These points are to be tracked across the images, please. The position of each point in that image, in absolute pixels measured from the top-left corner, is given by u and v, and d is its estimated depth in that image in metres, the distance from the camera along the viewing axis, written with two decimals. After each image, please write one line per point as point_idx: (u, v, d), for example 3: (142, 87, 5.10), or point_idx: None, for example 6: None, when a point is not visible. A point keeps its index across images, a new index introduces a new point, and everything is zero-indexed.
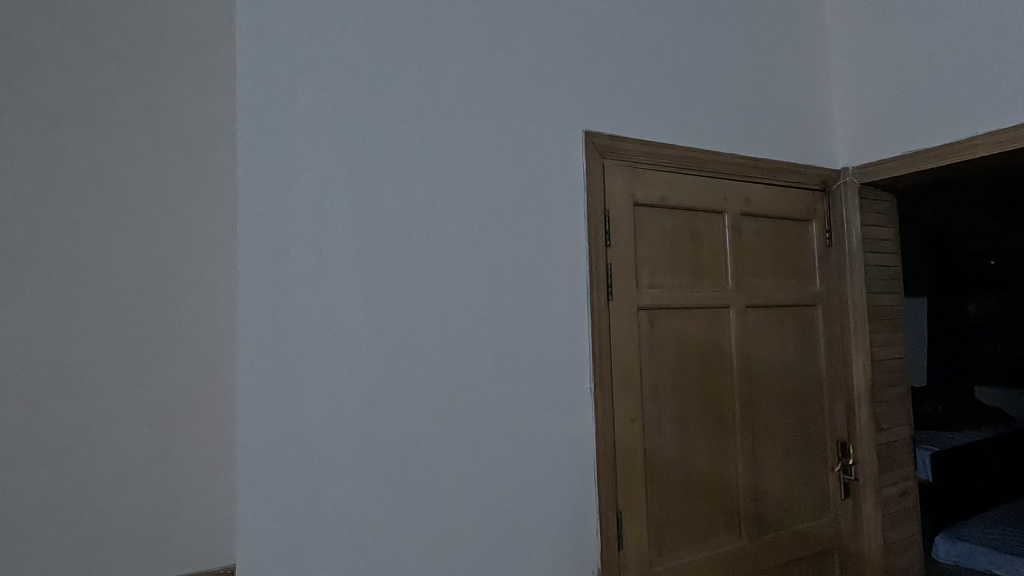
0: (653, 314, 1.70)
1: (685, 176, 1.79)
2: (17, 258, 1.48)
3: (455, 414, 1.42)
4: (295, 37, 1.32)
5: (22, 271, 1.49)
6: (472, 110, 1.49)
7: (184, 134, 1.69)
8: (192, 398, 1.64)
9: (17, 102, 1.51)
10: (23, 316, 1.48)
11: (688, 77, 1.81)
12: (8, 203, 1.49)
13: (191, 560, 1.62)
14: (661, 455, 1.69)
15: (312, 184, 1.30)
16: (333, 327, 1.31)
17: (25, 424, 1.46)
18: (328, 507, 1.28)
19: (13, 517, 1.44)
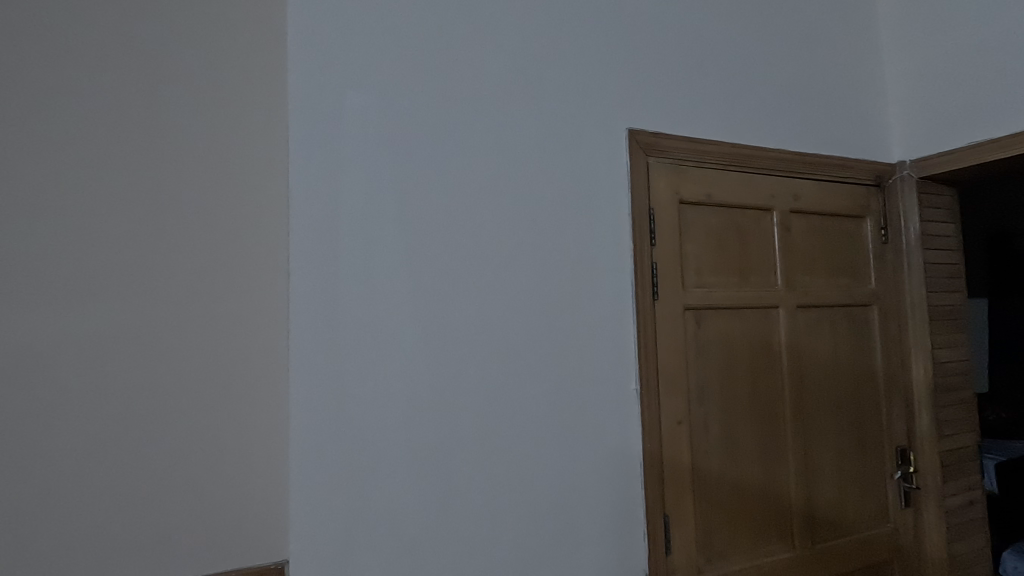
0: (699, 315, 1.66)
1: (731, 173, 1.74)
2: (79, 260, 1.51)
3: (501, 414, 1.42)
4: (344, 44, 1.35)
5: (85, 271, 1.51)
6: (514, 110, 1.49)
7: (233, 130, 1.68)
8: (243, 392, 1.65)
9: (78, 105, 1.53)
10: (87, 315, 1.50)
11: (733, 72, 1.77)
12: (73, 205, 1.51)
13: (247, 556, 1.64)
14: (710, 460, 1.64)
15: (360, 187, 1.33)
16: (380, 326, 1.33)
17: (88, 421, 1.49)
18: (377, 504, 1.30)
19: (82, 512, 1.47)
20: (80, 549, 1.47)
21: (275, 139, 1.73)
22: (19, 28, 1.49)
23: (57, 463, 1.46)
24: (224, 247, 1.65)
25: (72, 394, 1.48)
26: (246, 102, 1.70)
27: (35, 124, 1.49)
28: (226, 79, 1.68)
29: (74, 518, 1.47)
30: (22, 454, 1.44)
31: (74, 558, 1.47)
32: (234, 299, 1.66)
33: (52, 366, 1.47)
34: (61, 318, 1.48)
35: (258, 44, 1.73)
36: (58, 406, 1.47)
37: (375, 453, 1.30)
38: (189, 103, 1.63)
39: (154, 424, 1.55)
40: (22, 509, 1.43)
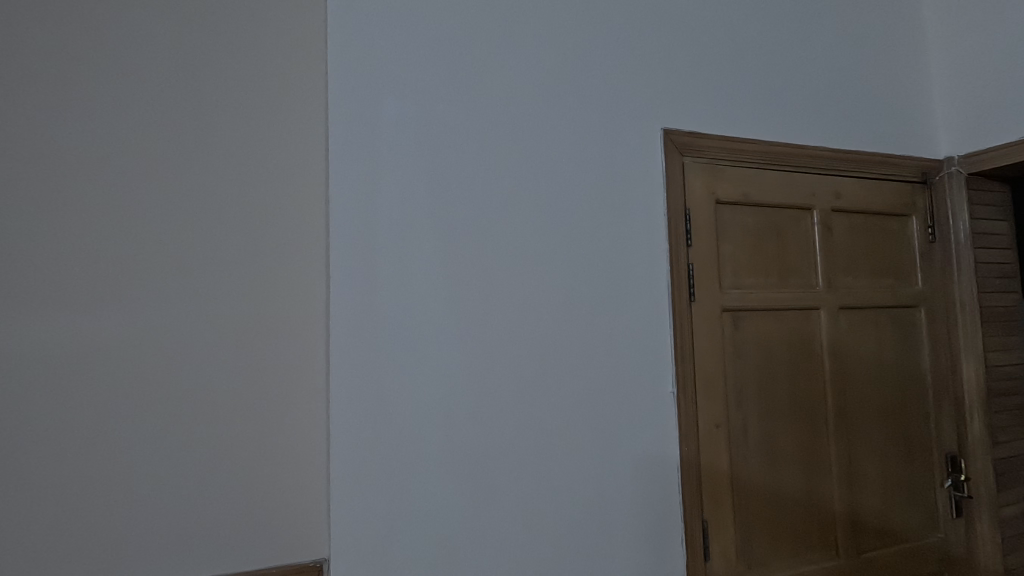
0: (736, 316, 1.63)
1: (769, 172, 1.71)
2: (121, 262, 1.53)
3: (536, 415, 1.41)
4: (381, 52, 1.37)
5: (125, 273, 1.53)
6: (548, 112, 1.49)
7: (271, 129, 1.67)
8: (281, 391, 1.63)
9: (122, 109, 1.55)
10: (129, 316, 1.52)
11: (769, 68, 1.74)
12: (116, 208, 1.53)
13: (286, 552, 1.60)
14: (748, 465, 1.61)
15: (397, 191, 1.35)
16: (416, 328, 1.34)
17: (131, 421, 1.50)
18: (414, 502, 1.31)
19: (125, 509, 1.49)
20: (122, 548, 1.48)
21: (312, 136, 1.71)
22: (64, 35, 1.52)
23: (101, 462, 1.48)
24: (261, 245, 1.64)
25: (116, 392, 1.50)
26: (281, 100, 1.69)
27: (79, 129, 1.52)
28: (263, 78, 1.67)
29: (117, 516, 1.48)
30: (68, 453, 1.46)
31: (117, 557, 1.47)
32: (271, 297, 1.64)
33: (97, 365, 1.49)
34: (104, 318, 1.50)
35: (293, 40, 1.71)
36: (102, 404, 1.49)
37: (413, 453, 1.32)
38: (226, 103, 1.63)
39: (194, 423, 1.55)
40: (67, 508, 1.45)
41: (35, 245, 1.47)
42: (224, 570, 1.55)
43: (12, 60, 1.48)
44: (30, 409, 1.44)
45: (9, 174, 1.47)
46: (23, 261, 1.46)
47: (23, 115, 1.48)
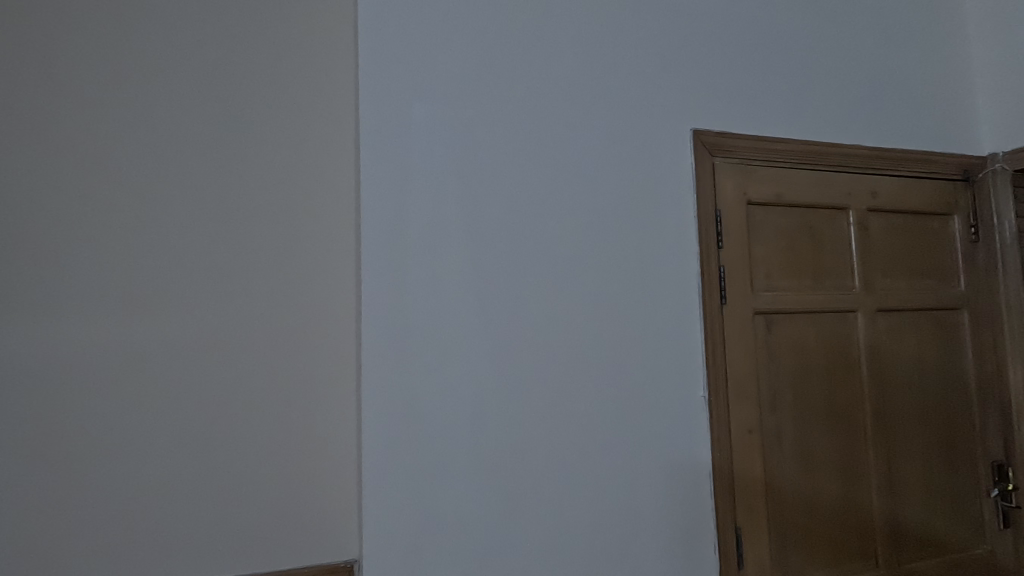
0: (769, 319, 1.60)
1: (802, 172, 1.67)
2: (160, 267, 1.58)
3: (566, 419, 1.41)
4: (411, 58, 1.38)
5: (165, 277, 1.58)
6: (576, 115, 1.49)
7: (303, 135, 1.70)
8: (312, 393, 1.66)
9: (162, 119, 1.60)
10: (169, 320, 1.57)
11: (802, 66, 1.70)
12: (156, 214, 1.58)
13: (316, 552, 1.63)
14: (783, 471, 1.57)
15: (426, 195, 1.36)
16: (445, 331, 1.34)
17: (171, 421, 1.55)
18: (444, 505, 1.31)
19: (166, 507, 1.53)
20: (162, 545, 1.52)
21: (342, 142, 1.73)
22: (107, 49, 1.58)
23: (141, 461, 1.53)
24: (294, 250, 1.67)
25: (156, 394, 1.55)
26: (313, 107, 1.72)
27: (121, 139, 1.57)
28: (295, 85, 1.70)
29: (157, 513, 1.53)
30: (111, 453, 1.51)
31: (158, 553, 1.52)
32: (303, 301, 1.67)
33: (137, 367, 1.54)
34: (145, 322, 1.55)
35: (324, 47, 1.74)
36: (143, 406, 1.54)
37: (442, 456, 1.32)
38: (259, 110, 1.67)
39: (230, 425, 1.59)
40: (109, 505, 1.50)
41: (79, 251, 1.53)
42: (258, 568, 1.58)
43: (58, 72, 1.54)
44: (76, 410, 1.49)
45: (56, 182, 1.53)
46: (70, 266, 1.52)
47: (69, 125, 1.54)
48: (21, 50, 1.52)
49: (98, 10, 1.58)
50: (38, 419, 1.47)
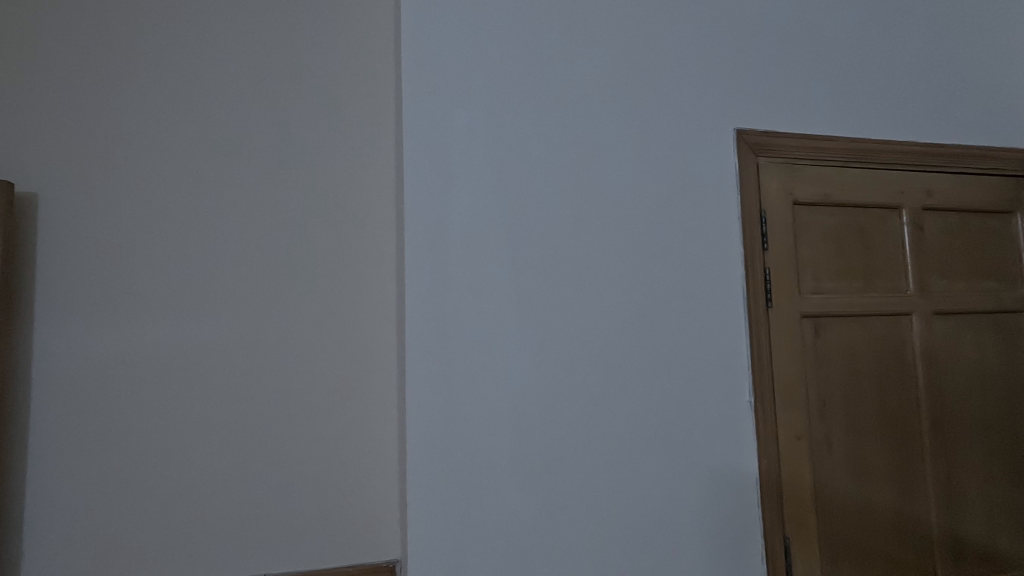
0: (817, 322, 1.55)
1: (851, 170, 1.62)
2: (212, 272, 1.64)
3: (608, 424, 1.39)
4: (452, 65, 1.40)
5: (216, 281, 1.64)
6: (616, 116, 1.48)
7: (346, 144, 1.75)
8: (354, 395, 1.69)
9: (214, 130, 1.67)
10: (220, 323, 1.63)
11: (850, 62, 1.65)
12: (209, 221, 1.65)
13: (359, 551, 1.65)
14: (834, 479, 1.52)
15: (467, 200, 1.37)
16: (487, 334, 1.35)
17: (221, 420, 1.61)
18: (486, 507, 1.32)
19: (217, 504, 1.58)
20: (213, 540, 1.57)
21: (382, 149, 1.77)
22: (164, 64, 1.66)
23: (193, 459, 1.58)
24: (337, 255, 1.71)
25: (207, 394, 1.60)
26: (355, 115, 1.76)
27: (176, 150, 1.64)
28: (338, 94, 1.75)
29: (208, 510, 1.58)
30: (166, 450, 1.57)
31: (209, 548, 1.57)
32: (346, 304, 1.70)
33: (190, 367, 1.60)
34: (198, 324, 1.62)
35: (365, 57, 1.79)
36: (194, 405, 1.59)
37: (484, 458, 1.33)
38: (305, 120, 1.72)
39: (277, 425, 1.63)
40: (164, 500, 1.56)
41: (137, 257, 1.60)
42: (301, 565, 1.62)
43: (118, 87, 1.63)
44: (134, 408, 1.56)
45: (117, 191, 1.60)
46: (128, 271, 1.59)
47: (128, 138, 1.62)
48: (84, 69, 1.61)
49: (155, 28, 1.66)
50: (100, 416, 1.54)
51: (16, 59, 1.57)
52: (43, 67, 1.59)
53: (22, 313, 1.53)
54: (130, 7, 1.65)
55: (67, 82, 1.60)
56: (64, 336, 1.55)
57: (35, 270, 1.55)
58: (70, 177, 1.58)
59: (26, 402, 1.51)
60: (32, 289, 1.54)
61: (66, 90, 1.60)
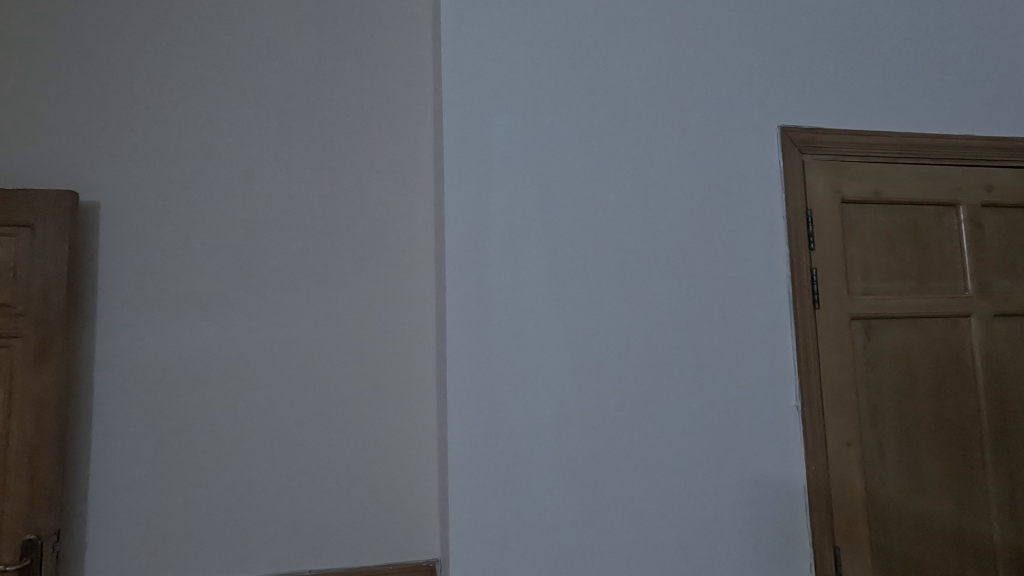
0: (868, 324, 1.50)
1: (903, 166, 1.56)
2: (259, 275, 1.69)
3: (649, 427, 1.38)
4: (491, 69, 1.42)
5: (263, 285, 1.69)
6: (656, 116, 1.46)
7: (385, 149, 1.78)
8: (395, 396, 1.72)
9: (261, 138, 1.73)
10: (267, 324, 1.68)
11: (901, 54, 1.59)
12: (256, 227, 1.70)
13: (399, 550, 1.68)
14: (886, 487, 1.46)
15: (506, 202, 1.38)
16: (527, 335, 1.36)
17: (269, 419, 1.66)
18: (526, 508, 1.32)
19: (264, 500, 1.63)
20: (260, 535, 1.63)
21: (422, 152, 1.80)
22: (215, 76, 1.73)
23: (242, 456, 1.64)
24: (378, 258, 1.75)
25: (256, 392, 1.66)
26: (394, 120, 1.80)
27: (225, 157, 1.71)
28: (380, 100, 1.80)
29: (255, 505, 1.63)
30: (217, 447, 1.63)
31: (257, 542, 1.62)
32: (386, 306, 1.74)
33: (240, 367, 1.66)
34: (247, 326, 1.68)
35: (405, 63, 1.82)
36: (243, 403, 1.65)
37: (524, 459, 1.33)
38: (346, 126, 1.77)
39: (321, 424, 1.68)
40: (215, 495, 1.62)
41: (189, 261, 1.67)
42: (343, 562, 1.65)
43: (173, 99, 1.70)
44: (188, 406, 1.63)
45: (171, 199, 1.68)
46: (182, 274, 1.66)
47: (182, 147, 1.69)
48: (141, 82, 1.69)
49: (206, 41, 1.73)
50: (157, 414, 1.62)
51: (80, 75, 1.67)
52: (104, 81, 1.68)
53: (86, 314, 1.62)
54: (184, 22, 1.73)
55: (126, 95, 1.68)
56: (124, 336, 1.63)
57: (97, 274, 1.63)
58: (129, 185, 1.66)
59: (90, 398, 1.59)
60: (94, 292, 1.63)
61: (125, 103, 1.68)
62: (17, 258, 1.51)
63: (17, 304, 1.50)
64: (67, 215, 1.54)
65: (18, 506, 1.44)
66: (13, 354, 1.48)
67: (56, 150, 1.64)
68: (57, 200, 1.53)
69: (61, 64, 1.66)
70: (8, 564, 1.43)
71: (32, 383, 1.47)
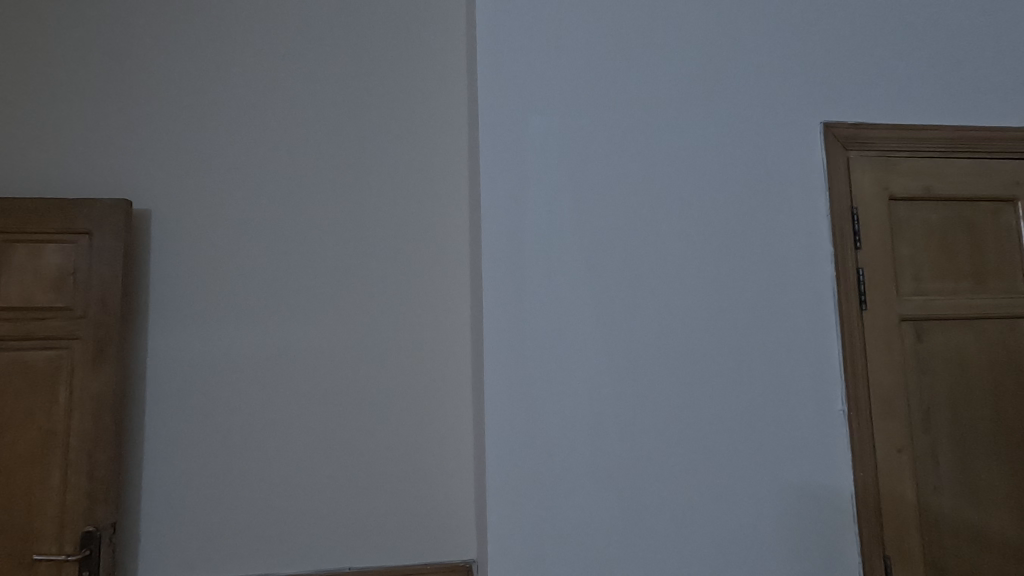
0: (919, 326, 1.44)
1: (955, 161, 1.49)
2: (301, 279, 1.74)
3: (688, 430, 1.36)
4: (527, 73, 1.42)
5: (304, 289, 1.74)
6: (693, 115, 1.44)
7: (421, 154, 1.81)
8: (431, 398, 1.74)
9: (302, 146, 1.78)
10: (308, 327, 1.73)
11: (952, 45, 1.53)
12: (297, 232, 1.75)
13: (435, 550, 1.70)
14: (940, 496, 1.40)
15: (543, 205, 1.38)
16: (564, 338, 1.35)
17: (310, 420, 1.70)
18: (564, 511, 1.32)
19: (305, 498, 1.68)
20: (302, 532, 1.67)
21: (456, 157, 1.82)
22: (259, 86, 1.79)
23: (284, 455, 1.68)
24: (414, 262, 1.77)
25: (298, 394, 1.71)
26: (430, 126, 1.83)
27: (269, 166, 1.76)
28: (414, 106, 1.83)
29: (298, 503, 1.67)
30: (261, 445, 1.68)
31: (298, 539, 1.66)
32: (423, 310, 1.76)
33: (281, 368, 1.71)
34: (289, 329, 1.72)
35: (438, 69, 1.85)
36: (286, 403, 1.70)
37: (562, 462, 1.33)
38: (383, 133, 1.81)
39: (360, 425, 1.71)
40: (259, 492, 1.67)
41: (235, 266, 1.73)
42: (380, 560, 1.68)
43: (219, 110, 1.77)
44: (234, 405, 1.69)
45: (218, 206, 1.74)
46: (228, 279, 1.73)
47: (228, 155, 1.76)
48: (190, 94, 1.76)
49: (250, 54, 1.79)
50: (205, 413, 1.68)
51: (134, 89, 1.75)
52: (156, 94, 1.76)
53: (139, 317, 1.69)
54: (230, 35, 1.80)
55: (176, 107, 1.76)
56: (174, 338, 1.70)
57: (150, 278, 1.71)
58: (178, 193, 1.74)
59: (143, 398, 1.67)
60: (147, 295, 1.70)
61: (175, 114, 1.75)
62: (76, 264, 1.59)
63: (77, 308, 1.58)
64: (121, 222, 1.61)
65: (78, 500, 1.51)
66: (73, 356, 1.56)
67: (111, 161, 1.72)
68: (112, 209, 1.61)
69: (116, 79, 1.75)
70: (69, 555, 1.50)
71: (90, 383, 1.55)
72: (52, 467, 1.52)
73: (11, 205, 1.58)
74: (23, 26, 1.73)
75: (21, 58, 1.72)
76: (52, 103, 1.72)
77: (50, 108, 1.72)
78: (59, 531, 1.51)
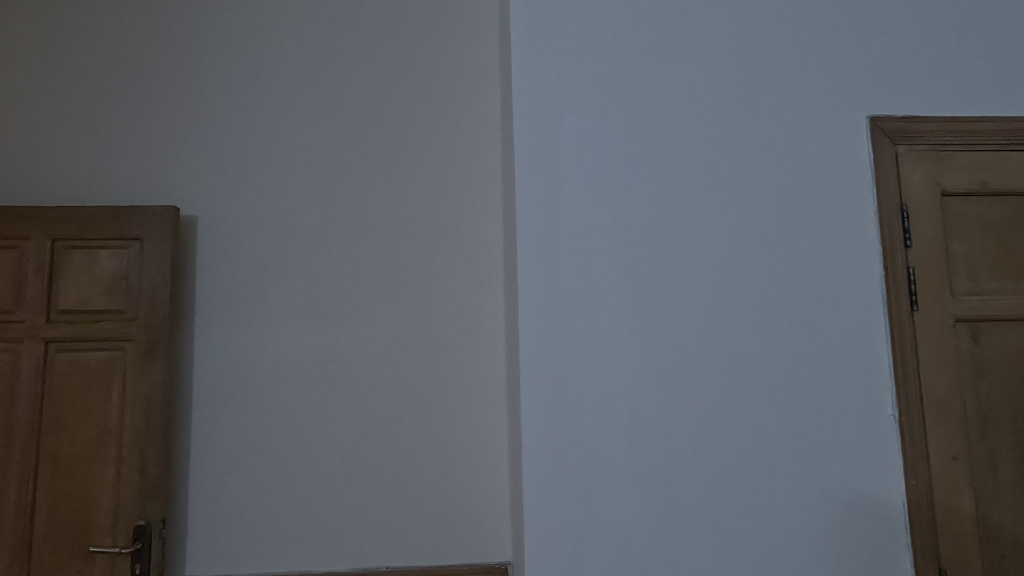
0: (975, 327, 1.37)
1: (1013, 155, 1.42)
2: (339, 282, 1.78)
3: (729, 434, 1.33)
4: (562, 74, 1.42)
5: (341, 292, 1.77)
6: (732, 112, 1.41)
7: (455, 158, 1.83)
8: (466, 400, 1.75)
9: (339, 151, 1.82)
10: (345, 330, 1.76)
11: (1007, 34, 1.45)
12: (335, 235, 1.79)
13: (470, 551, 1.71)
14: (999, 506, 1.33)
15: (578, 206, 1.37)
16: (600, 339, 1.34)
17: (348, 420, 1.73)
18: (602, 513, 1.30)
19: (344, 496, 1.71)
20: (339, 530, 1.70)
21: (489, 161, 1.84)
22: (298, 94, 1.83)
23: (324, 454, 1.72)
24: (448, 264, 1.79)
25: (336, 394, 1.74)
26: (464, 130, 1.84)
27: (308, 172, 1.81)
28: (448, 111, 1.85)
29: (336, 502, 1.70)
30: (301, 445, 1.72)
31: (337, 538, 1.69)
32: (457, 312, 1.78)
33: (320, 368, 1.75)
34: (327, 330, 1.76)
35: (470, 72, 1.87)
36: (324, 404, 1.74)
37: (599, 464, 1.31)
38: (417, 138, 1.83)
39: (396, 426, 1.73)
40: (299, 490, 1.70)
41: (275, 269, 1.78)
42: (416, 560, 1.69)
43: (261, 119, 1.82)
44: (275, 405, 1.73)
45: (259, 211, 1.79)
46: (269, 282, 1.77)
47: (269, 162, 1.81)
48: (233, 104, 1.83)
49: (290, 64, 1.85)
50: (248, 412, 1.73)
51: (182, 100, 1.82)
52: (202, 105, 1.82)
53: (186, 319, 1.76)
54: (271, 47, 1.85)
55: (220, 116, 1.82)
56: (219, 340, 1.75)
57: (196, 282, 1.77)
58: (222, 199, 1.79)
59: (190, 397, 1.73)
60: (193, 298, 1.76)
61: (219, 123, 1.82)
62: (129, 268, 1.66)
63: (129, 311, 1.64)
64: (170, 228, 1.68)
65: (131, 495, 1.58)
66: (125, 356, 1.63)
67: (160, 169, 1.80)
68: (161, 215, 1.68)
69: (165, 91, 1.82)
70: (122, 547, 1.56)
71: (141, 382, 1.62)
72: (107, 462, 1.59)
73: (69, 213, 1.66)
74: (80, 43, 1.83)
75: (77, 72, 1.82)
76: (106, 115, 1.80)
77: (104, 120, 1.80)
78: (113, 525, 1.57)
